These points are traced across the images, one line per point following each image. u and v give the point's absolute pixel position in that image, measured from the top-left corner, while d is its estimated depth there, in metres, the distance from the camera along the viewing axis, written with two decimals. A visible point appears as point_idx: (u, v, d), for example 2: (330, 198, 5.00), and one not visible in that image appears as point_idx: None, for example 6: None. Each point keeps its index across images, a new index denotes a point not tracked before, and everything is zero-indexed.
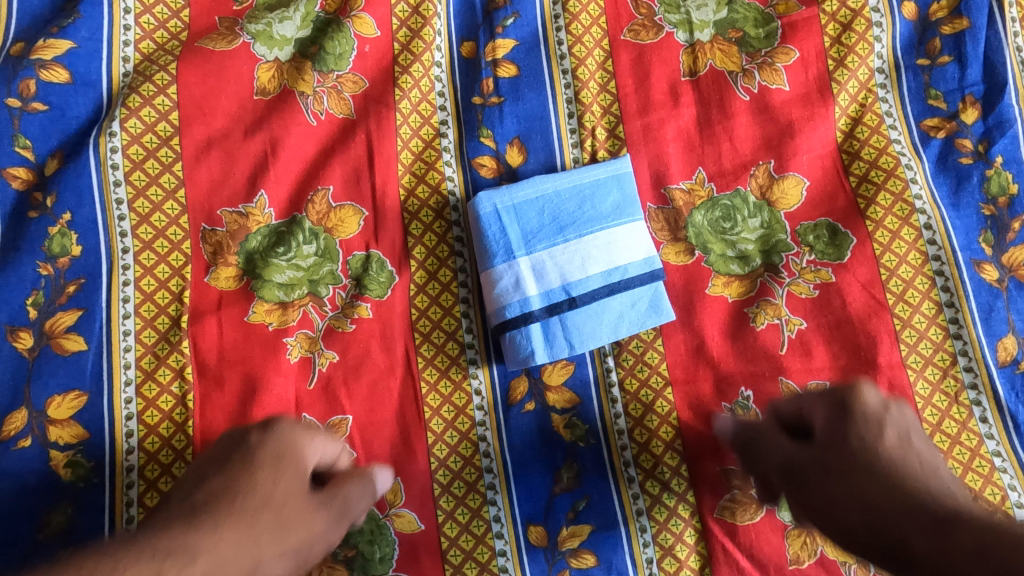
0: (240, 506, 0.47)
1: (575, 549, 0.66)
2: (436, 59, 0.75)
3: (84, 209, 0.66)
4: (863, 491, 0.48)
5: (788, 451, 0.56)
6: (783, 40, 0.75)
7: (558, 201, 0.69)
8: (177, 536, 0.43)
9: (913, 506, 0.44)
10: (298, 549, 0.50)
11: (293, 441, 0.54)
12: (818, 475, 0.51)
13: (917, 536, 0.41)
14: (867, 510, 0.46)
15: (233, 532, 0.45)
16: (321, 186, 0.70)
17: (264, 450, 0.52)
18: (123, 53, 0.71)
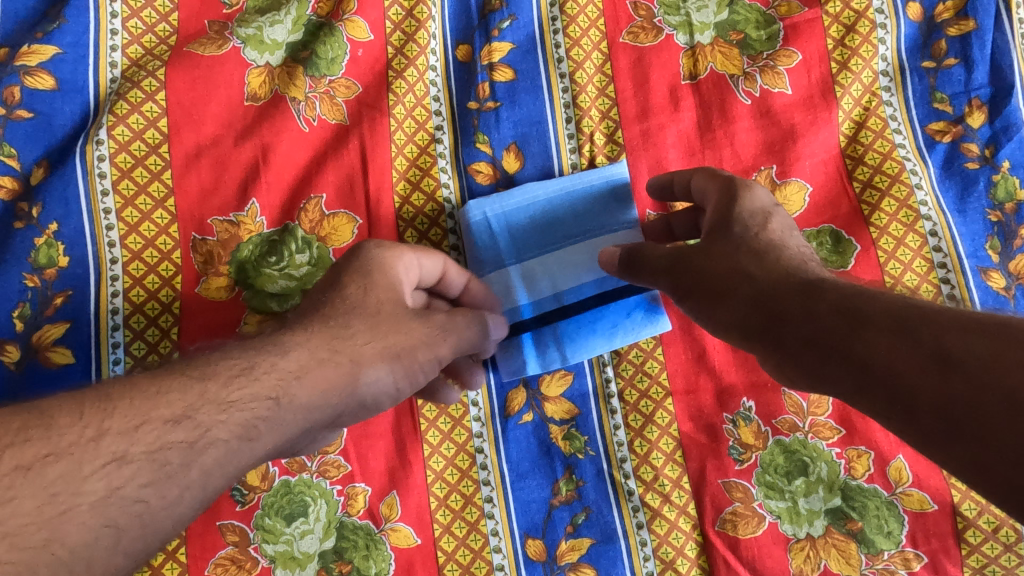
0: (331, 322, 0.50)
1: (575, 563, 0.65)
2: (431, 64, 0.74)
3: (71, 219, 0.64)
4: (755, 289, 0.48)
5: (667, 255, 0.56)
6: (786, 43, 0.73)
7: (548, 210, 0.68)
8: (215, 381, 0.44)
9: (804, 293, 0.45)
10: (399, 351, 0.52)
11: (385, 261, 0.55)
12: (703, 281, 0.52)
13: (818, 324, 0.42)
14: (765, 308, 0.46)
15: (286, 362, 0.46)
16: (314, 193, 0.69)
17: (356, 265, 0.54)
18: (110, 58, 0.69)
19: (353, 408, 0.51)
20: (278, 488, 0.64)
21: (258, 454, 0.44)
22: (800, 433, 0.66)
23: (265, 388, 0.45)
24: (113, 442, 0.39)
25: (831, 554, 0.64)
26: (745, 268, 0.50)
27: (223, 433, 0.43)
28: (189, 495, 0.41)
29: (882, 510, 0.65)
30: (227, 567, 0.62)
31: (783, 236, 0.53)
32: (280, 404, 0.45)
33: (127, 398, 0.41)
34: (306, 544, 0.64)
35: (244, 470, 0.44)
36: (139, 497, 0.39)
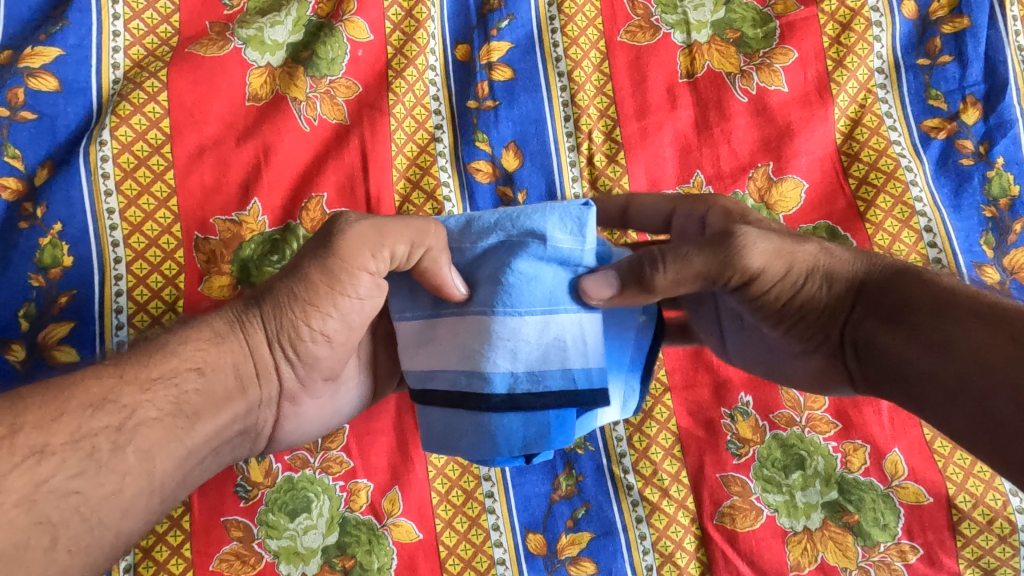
0: (233, 312, 0.48)
1: (575, 557, 0.66)
2: (430, 63, 0.74)
3: (75, 219, 0.65)
4: (839, 277, 0.48)
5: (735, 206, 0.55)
6: (782, 41, 0.74)
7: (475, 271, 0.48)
8: (132, 363, 0.41)
9: (894, 279, 0.46)
10: (296, 300, 0.46)
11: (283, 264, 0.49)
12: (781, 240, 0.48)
13: (910, 310, 0.44)
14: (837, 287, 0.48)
15: (198, 333, 0.45)
16: (315, 193, 0.69)
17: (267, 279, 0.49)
18: (113, 60, 0.70)
19: (285, 368, 0.49)
20: (282, 484, 0.65)
21: (198, 433, 0.42)
22: (796, 427, 0.68)
23: (184, 360, 0.43)
24: (31, 437, 0.35)
25: (828, 547, 0.65)
26: (832, 246, 0.49)
27: (151, 411, 0.40)
28: (132, 481, 0.38)
29: (878, 503, 0.66)
30: (231, 562, 0.63)
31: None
32: (204, 373, 0.44)
33: (38, 395, 0.37)
34: (309, 540, 0.64)
35: (196, 453, 0.42)
36: (72, 489, 0.35)
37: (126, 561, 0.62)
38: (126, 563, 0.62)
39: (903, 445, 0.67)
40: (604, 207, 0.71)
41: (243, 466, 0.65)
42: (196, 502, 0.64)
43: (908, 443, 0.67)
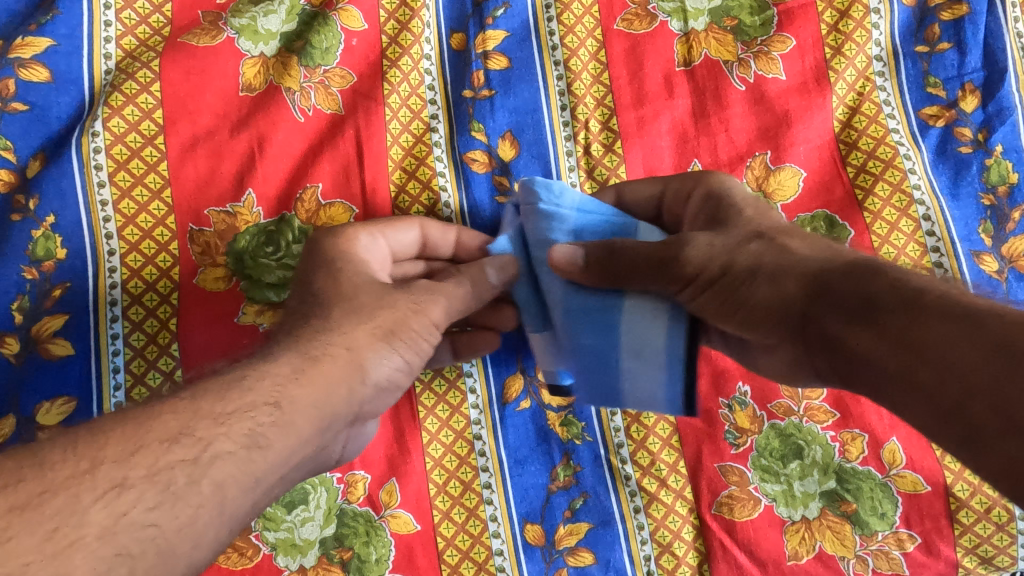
0: (315, 321, 0.50)
1: (573, 547, 0.66)
2: (426, 52, 0.73)
3: (68, 211, 0.65)
4: (798, 265, 0.48)
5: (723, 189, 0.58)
6: (779, 28, 0.73)
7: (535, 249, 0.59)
8: (207, 397, 0.42)
9: (846, 275, 0.45)
10: (388, 332, 0.51)
11: (340, 249, 0.56)
12: (728, 244, 0.51)
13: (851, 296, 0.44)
14: (798, 278, 0.48)
15: (278, 367, 0.45)
16: (310, 183, 0.69)
17: (320, 258, 0.56)
18: (104, 50, 0.69)
19: (367, 392, 0.50)
20: None
21: (271, 463, 0.43)
22: (795, 416, 0.67)
23: (261, 395, 0.43)
24: (113, 468, 0.37)
25: (826, 535, 0.65)
26: (784, 247, 0.50)
27: (226, 445, 0.41)
28: (205, 512, 0.39)
29: (876, 492, 0.66)
30: (229, 554, 0.63)
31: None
32: (281, 408, 0.44)
33: (118, 427, 0.39)
34: (307, 531, 0.64)
35: (266, 482, 0.43)
36: (149, 521, 0.37)
37: None
38: None
39: (901, 434, 0.66)
40: None
41: None
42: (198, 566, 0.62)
43: (907, 432, 0.67)
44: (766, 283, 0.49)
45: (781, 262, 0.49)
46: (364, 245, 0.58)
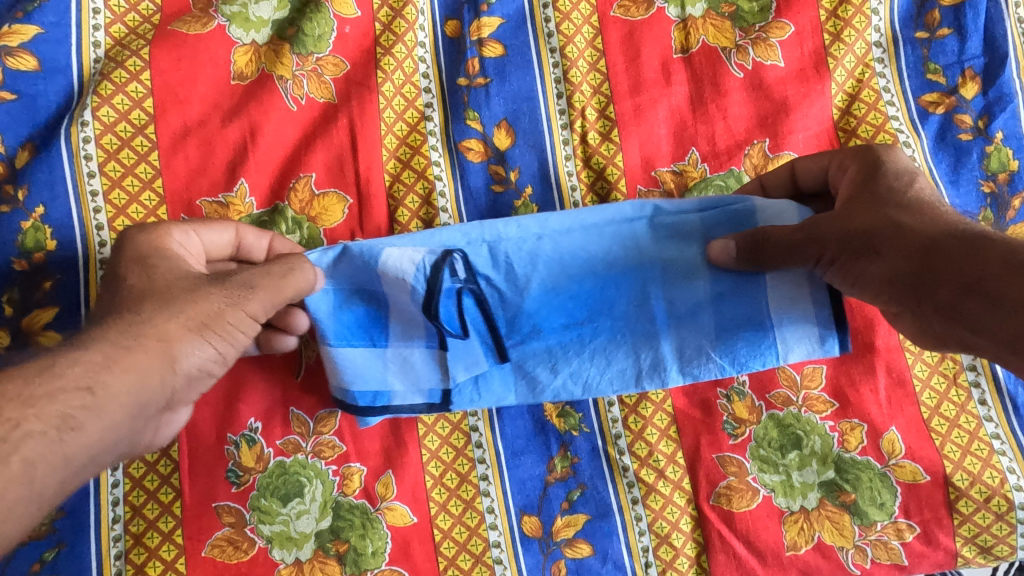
0: (128, 308, 0.48)
1: (571, 539, 0.66)
2: (420, 40, 0.72)
3: (58, 202, 0.64)
4: (903, 232, 0.50)
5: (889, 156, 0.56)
6: (778, 14, 0.72)
7: (586, 250, 0.61)
8: (16, 379, 0.41)
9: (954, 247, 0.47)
10: (201, 326, 0.49)
11: (146, 243, 0.53)
12: (863, 222, 0.52)
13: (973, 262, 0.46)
14: (910, 248, 0.49)
15: (87, 354, 0.44)
16: (303, 172, 0.68)
17: (127, 254, 0.53)
18: (93, 38, 0.68)
19: (184, 380, 0.49)
20: (274, 468, 0.64)
21: (83, 444, 0.43)
22: (794, 406, 0.67)
23: (72, 380, 0.42)
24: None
25: (824, 526, 0.65)
26: (914, 226, 0.50)
27: (37, 425, 0.41)
28: (12, 488, 0.40)
29: (875, 482, 0.65)
30: (224, 548, 0.63)
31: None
32: (94, 393, 0.43)
33: None
34: (303, 524, 0.64)
35: (78, 461, 0.43)
36: None
37: (117, 548, 0.62)
38: (116, 550, 0.62)
39: (900, 423, 0.66)
40: (598, 185, 0.71)
41: (234, 450, 0.64)
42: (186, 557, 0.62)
43: (906, 421, 0.66)
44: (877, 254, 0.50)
45: (899, 227, 0.50)
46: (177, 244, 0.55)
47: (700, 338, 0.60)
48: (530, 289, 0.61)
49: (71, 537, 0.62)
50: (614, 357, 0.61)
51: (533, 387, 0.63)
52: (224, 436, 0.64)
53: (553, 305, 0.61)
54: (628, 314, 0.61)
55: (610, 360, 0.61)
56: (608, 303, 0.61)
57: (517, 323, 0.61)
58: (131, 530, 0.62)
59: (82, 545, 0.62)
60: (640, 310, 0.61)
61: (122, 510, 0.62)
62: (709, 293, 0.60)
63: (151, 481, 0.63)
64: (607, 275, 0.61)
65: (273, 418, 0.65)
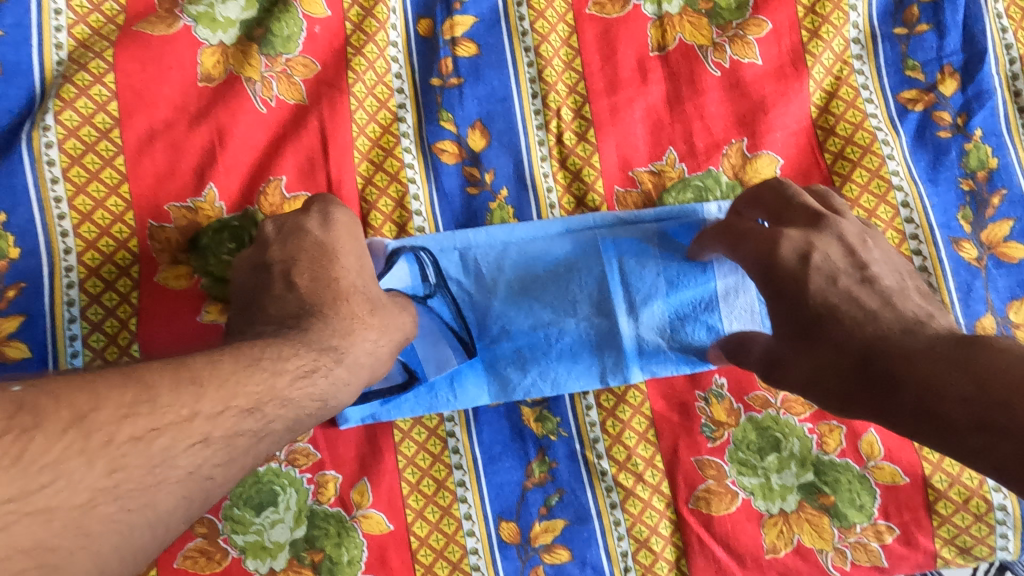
0: (354, 307, 0.51)
1: (549, 545, 0.65)
2: (392, 39, 0.71)
3: (20, 208, 0.62)
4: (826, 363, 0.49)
5: (776, 259, 0.53)
6: (755, 11, 0.71)
7: (550, 255, 0.66)
8: (280, 378, 0.43)
9: (867, 398, 0.46)
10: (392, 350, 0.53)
11: (352, 228, 0.55)
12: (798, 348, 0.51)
13: (895, 411, 0.44)
14: (837, 398, 0.49)
15: (338, 371, 0.47)
16: (273, 176, 0.67)
17: (336, 234, 0.54)
18: (55, 39, 0.66)
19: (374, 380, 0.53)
20: (247, 478, 0.63)
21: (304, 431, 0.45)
22: (772, 408, 0.66)
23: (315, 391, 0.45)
24: (203, 424, 0.38)
25: (804, 529, 0.64)
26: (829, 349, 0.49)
27: (280, 423, 0.42)
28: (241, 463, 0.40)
29: (854, 484, 0.65)
30: (197, 559, 0.62)
31: (891, 265, 0.54)
32: (324, 404, 0.46)
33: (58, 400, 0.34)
34: (277, 534, 0.63)
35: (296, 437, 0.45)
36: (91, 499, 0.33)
37: None
38: None
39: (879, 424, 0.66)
40: (574, 186, 0.70)
41: None
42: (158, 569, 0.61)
43: None
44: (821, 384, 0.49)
45: (817, 369, 0.50)
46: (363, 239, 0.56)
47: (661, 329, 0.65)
48: (499, 291, 0.65)
49: None
50: (580, 356, 0.65)
51: (505, 385, 0.65)
52: None
53: (520, 308, 0.65)
54: (590, 316, 0.66)
55: (577, 358, 0.65)
56: (572, 304, 0.66)
57: (491, 325, 0.65)
58: None
59: None
60: (600, 311, 0.66)
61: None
62: (664, 291, 0.66)
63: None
64: (569, 280, 0.66)
65: None
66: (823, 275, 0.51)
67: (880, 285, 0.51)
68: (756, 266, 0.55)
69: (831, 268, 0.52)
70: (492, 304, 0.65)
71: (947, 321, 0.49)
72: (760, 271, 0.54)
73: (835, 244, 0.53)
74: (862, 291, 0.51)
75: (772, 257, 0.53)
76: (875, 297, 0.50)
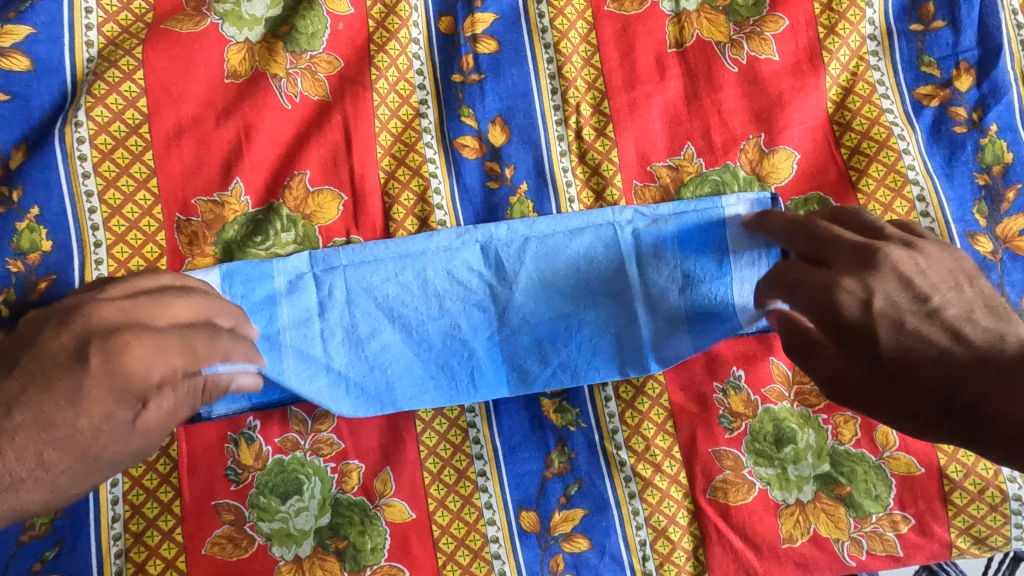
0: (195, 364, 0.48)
1: (569, 533, 0.66)
2: (414, 36, 0.72)
3: (52, 203, 0.64)
4: (911, 399, 0.46)
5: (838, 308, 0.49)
6: (772, 8, 0.72)
7: (569, 249, 0.67)
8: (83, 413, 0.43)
9: (958, 435, 0.44)
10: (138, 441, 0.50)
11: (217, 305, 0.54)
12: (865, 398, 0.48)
13: (990, 445, 0.42)
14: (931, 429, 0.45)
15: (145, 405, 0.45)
16: (298, 170, 0.68)
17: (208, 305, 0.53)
18: (86, 38, 0.68)
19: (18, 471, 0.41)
20: (273, 466, 0.65)
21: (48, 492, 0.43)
22: (786, 401, 0.67)
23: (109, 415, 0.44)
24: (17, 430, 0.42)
25: (820, 519, 0.65)
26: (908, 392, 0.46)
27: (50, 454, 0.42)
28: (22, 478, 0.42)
29: (870, 475, 0.66)
30: (224, 546, 0.63)
31: (944, 274, 0.50)
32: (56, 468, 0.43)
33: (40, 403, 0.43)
34: (302, 521, 0.64)
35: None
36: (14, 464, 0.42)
37: (118, 546, 0.62)
38: (117, 548, 0.62)
39: None
40: (592, 181, 0.71)
41: (233, 448, 0.65)
42: (187, 555, 0.63)
43: None
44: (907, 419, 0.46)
45: (907, 410, 0.46)
46: (155, 378, 0.45)
47: (677, 320, 0.66)
48: (520, 285, 0.66)
49: (72, 535, 0.62)
50: (600, 348, 0.66)
51: (524, 377, 0.66)
52: (224, 435, 0.65)
53: (542, 301, 0.66)
54: (612, 308, 0.66)
55: (597, 350, 0.66)
56: (592, 297, 0.66)
57: (513, 317, 0.66)
58: (130, 528, 0.63)
59: (83, 544, 0.62)
60: (619, 303, 0.66)
61: (122, 509, 0.63)
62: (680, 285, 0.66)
63: (150, 480, 0.63)
64: (590, 271, 0.66)
65: (271, 415, 0.66)
66: (888, 319, 0.47)
67: (946, 314, 0.47)
68: (815, 314, 0.50)
69: (895, 310, 0.48)
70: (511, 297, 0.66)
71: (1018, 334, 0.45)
72: (822, 321, 0.50)
73: (891, 278, 0.48)
74: (929, 327, 0.47)
75: (833, 309, 0.49)
76: (943, 327, 0.46)
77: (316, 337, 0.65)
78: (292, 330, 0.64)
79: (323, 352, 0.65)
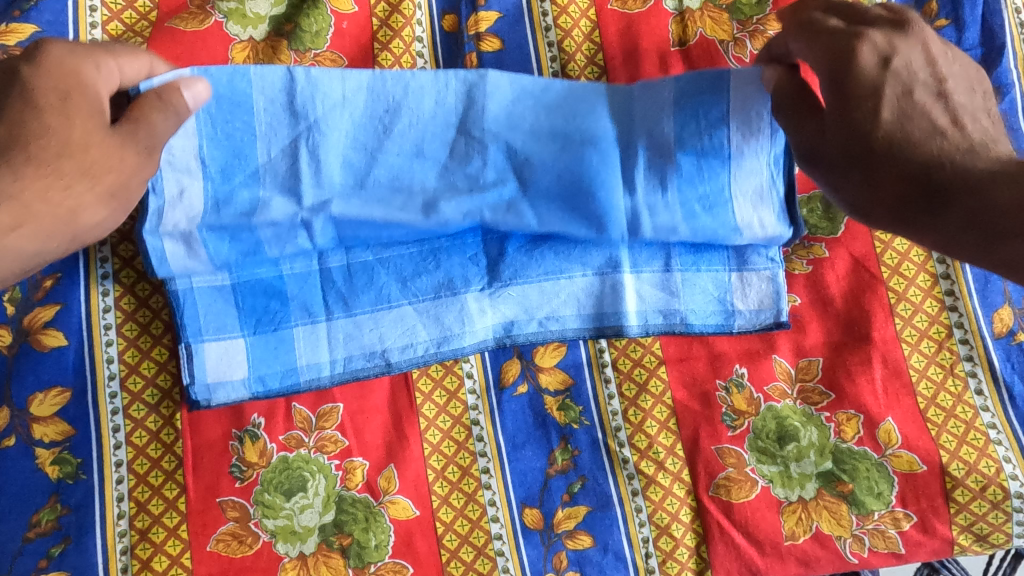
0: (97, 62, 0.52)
1: (572, 530, 0.66)
2: (417, 34, 0.72)
3: None
4: (895, 172, 0.49)
5: (854, 60, 0.50)
6: (775, 6, 0.72)
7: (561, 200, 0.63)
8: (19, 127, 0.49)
9: (927, 203, 0.47)
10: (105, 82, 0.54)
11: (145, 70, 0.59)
12: (867, 171, 0.50)
13: (952, 215, 0.47)
14: (910, 217, 0.48)
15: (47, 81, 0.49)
16: None
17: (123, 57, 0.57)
18: (90, 36, 0.68)
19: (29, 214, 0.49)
20: (277, 464, 0.65)
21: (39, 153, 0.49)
22: (790, 399, 0.68)
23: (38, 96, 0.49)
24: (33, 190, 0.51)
25: (822, 516, 0.66)
26: (897, 157, 0.49)
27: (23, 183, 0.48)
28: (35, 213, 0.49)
29: (872, 472, 0.66)
30: (229, 542, 0.63)
31: (967, 73, 0.52)
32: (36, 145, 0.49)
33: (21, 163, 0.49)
34: (306, 518, 0.64)
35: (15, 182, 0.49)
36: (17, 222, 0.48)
37: (123, 543, 0.63)
38: (123, 545, 0.63)
39: (897, 414, 0.67)
40: None
41: (238, 446, 0.65)
42: (192, 552, 0.63)
43: (902, 412, 0.67)
44: (895, 197, 0.49)
45: (875, 181, 0.49)
46: (87, 68, 0.51)
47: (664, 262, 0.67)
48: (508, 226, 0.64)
49: (78, 532, 0.62)
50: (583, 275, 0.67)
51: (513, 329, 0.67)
52: (229, 432, 0.65)
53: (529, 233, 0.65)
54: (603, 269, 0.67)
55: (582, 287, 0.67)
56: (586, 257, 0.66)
57: (473, 123, 0.60)
58: (135, 525, 0.63)
59: (88, 541, 0.62)
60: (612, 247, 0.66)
61: (127, 506, 0.63)
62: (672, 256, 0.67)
63: (155, 477, 0.64)
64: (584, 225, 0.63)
65: (276, 412, 0.66)
66: (900, 89, 0.50)
67: (955, 101, 0.51)
68: (824, 67, 0.51)
69: (907, 77, 0.51)
70: (466, 89, 0.60)
71: (1007, 143, 0.50)
72: (833, 84, 0.51)
73: (917, 51, 0.51)
74: (937, 106, 0.50)
75: (850, 58, 0.50)
76: (945, 113, 0.50)
77: (295, 225, 0.61)
78: (291, 287, 0.65)
79: (320, 338, 0.65)
